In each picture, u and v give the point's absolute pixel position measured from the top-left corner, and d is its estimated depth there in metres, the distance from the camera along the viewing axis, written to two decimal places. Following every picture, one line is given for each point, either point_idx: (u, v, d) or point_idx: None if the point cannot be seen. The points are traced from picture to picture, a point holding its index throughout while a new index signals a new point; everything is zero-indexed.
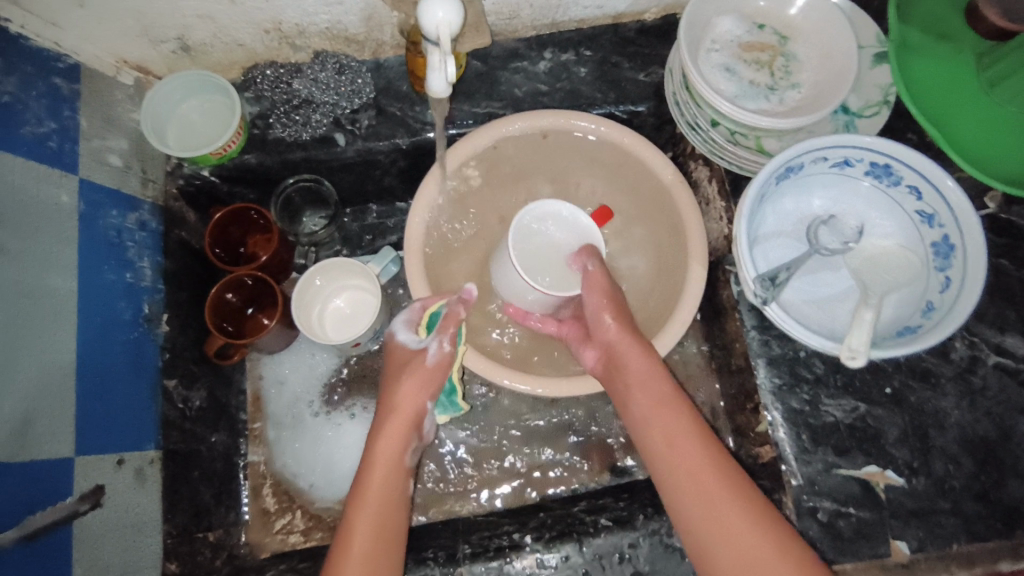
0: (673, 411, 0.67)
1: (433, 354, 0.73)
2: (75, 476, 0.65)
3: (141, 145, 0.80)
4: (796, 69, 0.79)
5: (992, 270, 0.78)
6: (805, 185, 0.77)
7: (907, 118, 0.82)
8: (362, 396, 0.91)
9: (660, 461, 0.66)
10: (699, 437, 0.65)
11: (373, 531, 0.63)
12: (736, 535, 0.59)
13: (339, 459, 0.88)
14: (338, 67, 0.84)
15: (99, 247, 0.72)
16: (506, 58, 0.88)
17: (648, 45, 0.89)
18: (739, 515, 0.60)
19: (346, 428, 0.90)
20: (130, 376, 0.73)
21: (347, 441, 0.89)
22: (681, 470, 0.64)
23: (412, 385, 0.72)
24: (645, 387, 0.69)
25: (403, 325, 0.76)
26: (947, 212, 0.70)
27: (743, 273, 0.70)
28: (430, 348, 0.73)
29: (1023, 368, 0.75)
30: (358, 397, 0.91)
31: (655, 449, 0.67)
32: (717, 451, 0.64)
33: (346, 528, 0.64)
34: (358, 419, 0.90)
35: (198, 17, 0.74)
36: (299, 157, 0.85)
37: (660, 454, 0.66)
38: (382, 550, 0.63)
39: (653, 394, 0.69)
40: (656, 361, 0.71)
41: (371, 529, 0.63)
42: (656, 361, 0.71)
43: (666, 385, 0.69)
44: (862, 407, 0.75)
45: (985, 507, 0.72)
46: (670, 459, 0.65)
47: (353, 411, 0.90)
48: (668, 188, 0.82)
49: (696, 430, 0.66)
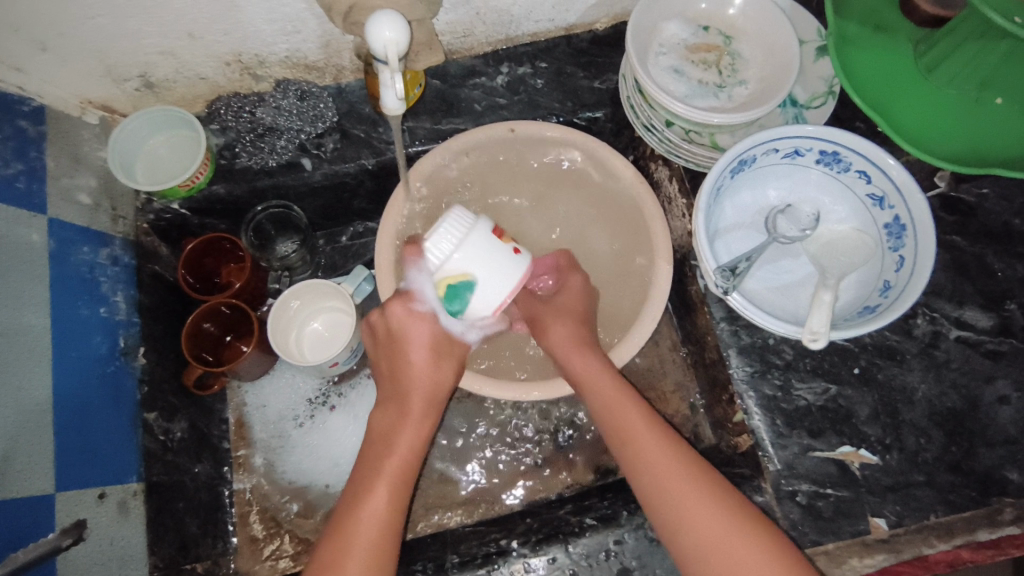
0: (660, 426, 0.68)
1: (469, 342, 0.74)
2: (57, 511, 0.65)
3: (110, 182, 0.81)
4: (741, 67, 0.82)
5: (947, 247, 0.80)
6: (760, 177, 0.79)
7: (853, 109, 0.85)
8: (339, 386, 0.93)
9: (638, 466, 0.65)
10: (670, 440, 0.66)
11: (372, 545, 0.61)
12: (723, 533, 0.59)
13: (325, 478, 0.89)
14: (299, 93, 0.86)
15: (72, 284, 0.73)
16: (464, 76, 0.91)
17: (601, 55, 0.92)
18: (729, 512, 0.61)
19: (333, 431, 0.91)
20: (109, 410, 0.74)
21: (335, 459, 0.90)
22: (670, 477, 0.63)
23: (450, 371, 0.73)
24: (629, 399, 0.69)
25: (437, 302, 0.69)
26: (896, 194, 0.72)
27: (704, 265, 0.72)
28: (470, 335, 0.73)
29: (984, 339, 0.77)
30: (334, 389, 0.93)
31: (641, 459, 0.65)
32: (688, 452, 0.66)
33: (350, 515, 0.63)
34: (340, 410, 0.92)
35: (160, 55, 0.76)
36: (267, 184, 0.86)
37: (649, 462, 0.64)
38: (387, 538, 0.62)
39: (635, 408, 0.69)
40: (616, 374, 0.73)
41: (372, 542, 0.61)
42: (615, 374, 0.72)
43: (641, 404, 0.70)
44: (833, 389, 0.77)
45: (960, 477, 0.73)
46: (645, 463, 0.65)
47: (332, 403, 0.92)
48: (631, 189, 0.84)
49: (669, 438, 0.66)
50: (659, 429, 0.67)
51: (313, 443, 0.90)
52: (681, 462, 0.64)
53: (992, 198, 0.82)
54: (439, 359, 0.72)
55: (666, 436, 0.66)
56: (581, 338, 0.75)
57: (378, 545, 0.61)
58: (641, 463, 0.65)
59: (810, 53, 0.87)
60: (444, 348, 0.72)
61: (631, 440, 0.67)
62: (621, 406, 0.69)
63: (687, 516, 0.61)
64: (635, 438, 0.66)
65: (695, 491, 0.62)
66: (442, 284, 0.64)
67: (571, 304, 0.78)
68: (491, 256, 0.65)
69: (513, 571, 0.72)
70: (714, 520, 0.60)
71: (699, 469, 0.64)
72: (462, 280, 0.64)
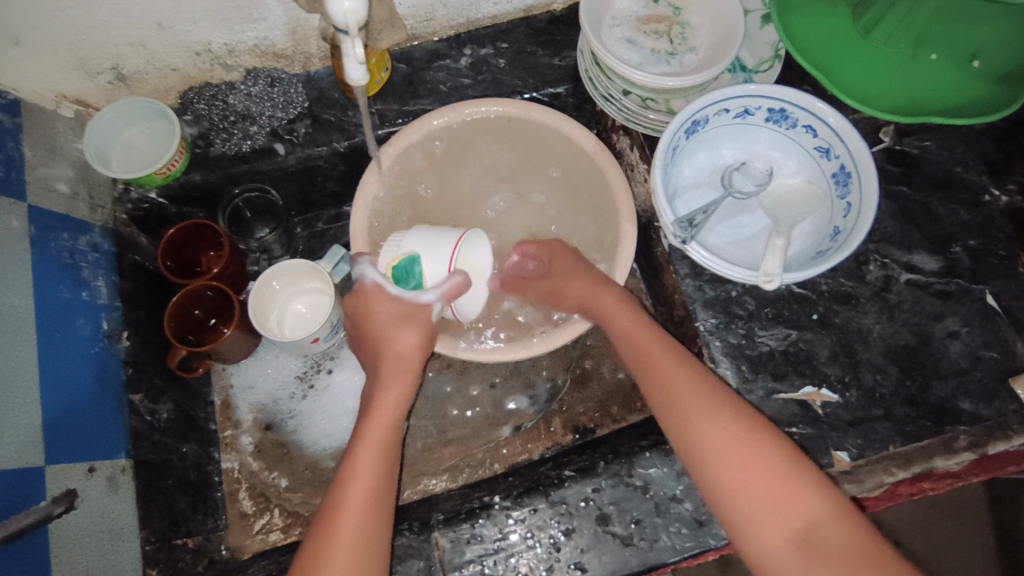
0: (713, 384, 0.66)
1: (436, 314, 0.75)
2: (47, 483, 0.67)
3: (87, 172, 0.83)
4: (691, 35, 0.87)
5: (894, 196, 0.85)
6: (714, 138, 0.83)
7: (799, 72, 0.89)
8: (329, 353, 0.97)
9: (674, 418, 0.66)
10: (707, 386, 0.66)
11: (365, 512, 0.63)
12: (747, 475, 0.60)
13: (332, 435, 0.94)
14: (269, 80, 0.88)
15: (53, 269, 0.75)
16: (429, 59, 0.94)
17: (560, 33, 0.96)
18: (756, 457, 0.61)
19: (329, 392, 0.96)
20: (95, 390, 0.76)
21: (332, 426, 0.94)
22: (700, 423, 0.64)
23: (413, 337, 0.75)
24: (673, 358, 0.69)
25: (383, 277, 0.75)
26: (840, 143, 0.76)
27: (662, 219, 0.76)
28: (434, 307, 0.74)
29: (933, 281, 0.82)
30: (325, 356, 0.97)
31: (682, 416, 0.65)
32: (720, 398, 0.65)
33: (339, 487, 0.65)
34: (334, 374, 0.97)
35: (130, 45, 0.78)
36: (243, 170, 0.90)
37: (690, 418, 0.64)
38: (375, 508, 0.64)
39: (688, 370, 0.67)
40: (655, 331, 0.73)
41: (364, 512, 0.63)
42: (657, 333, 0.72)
43: (688, 364, 0.68)
44: (794, 334, 0.80)
45: (915, 409, 0.77)
46: (677, 414, 0.65)
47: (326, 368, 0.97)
48: (593, 159, 0.87)
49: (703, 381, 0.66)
50: (712, 389, 0.66)
51: (310, 410, 0.95)
52: (733, 418, 0.63)
53: (934, 149, 0.87)
54: (401, 325, 0.75)
55: (715, 392, 0.65)
56: (599, 286, 0.78)
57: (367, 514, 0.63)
58: (684, 418, 0.65)
59: (756, 22, 0.91)
60: (409, 318, 0.75)
61: (675, 401, 0.66)
62: (667, 370, 0.68)
63: (729, 469, 0.61)
64: (680, 395, 0.66)
65: (727, 438, 0.62)
66: (392, 267, 0.75)
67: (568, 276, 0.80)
68: (433, 231, 0.76)
69: (496, 524, 0.75)
70: (742, 464, 0.61)
71: (749, 423, 0.63)
72: (406, 257, 0.75)
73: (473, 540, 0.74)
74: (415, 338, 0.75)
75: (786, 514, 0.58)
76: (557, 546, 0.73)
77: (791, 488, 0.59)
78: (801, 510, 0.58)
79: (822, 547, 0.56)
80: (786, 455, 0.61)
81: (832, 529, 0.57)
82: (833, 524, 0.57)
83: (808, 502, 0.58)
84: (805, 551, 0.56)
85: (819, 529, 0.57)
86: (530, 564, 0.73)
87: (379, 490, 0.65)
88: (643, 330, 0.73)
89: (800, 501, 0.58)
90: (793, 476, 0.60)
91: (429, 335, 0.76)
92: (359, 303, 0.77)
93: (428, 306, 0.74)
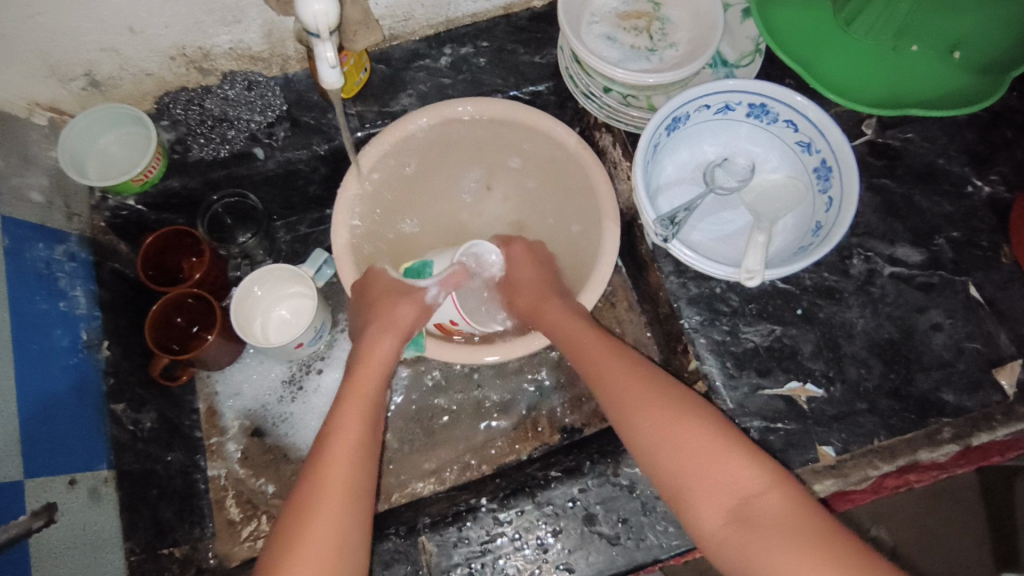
0: (656, 376, 0.67)
1: (431, 297, 0.79)
2: (27, 496, 0.66)
3: (63, 181, 0.82)
4: (670, 31, 0.86)
5: (877, 189, 0.85)
6: (696, 135, 0.83)
7: (781, 65, 0.89)
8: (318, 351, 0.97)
9: (619, 410, 0.66)
10: (649, 378, 0.67)
11: (341, 498, 0.61)
12: (686, 455, 0.60)
13: None
14: (246, 83, 0.88)
15: (28, 281, 0.74)
16: (408, 59, 0.93)
17: (540, 30, 0.95)
18: (694, 437, 0.61)
19: (320, 391, 0.96)
20: (75, 401, 0.75)
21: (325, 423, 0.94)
22: (642, 410, 0.64)
23: (412, 311, 0.78)
24: (618, 355, 0.71)
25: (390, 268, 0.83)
26: (820, 138, 0.76)
27: (644, 218, 0.75)
28: (430, 290, 0.79)
29: (916, 273, 0.81)
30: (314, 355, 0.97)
31: (624, 402, 0.66)
32: (662, 387, 0.66)
33: (312, 475, 0.63)
34: (325, 372, 0.96)
35: (102, 51, 0.77)
36: (222, 175, 0.89)
37: (633, 406, 0.65)
38: (351, 499, 0.62)
39: (632, 364, 0.69)
40: (604, 336, 0.74)
41: (349, 477, 0.63)
42: (606, 338, 0.73)
43: (633, 363, 0.69)
44: (778, 330, 0.80)
45: (899, 402, 0.78)
46: (620, 404, 0.66)
47: (317, 367, 0.96)
48: (575, 155, 0.85)
49: (645, 374, 0.68)
50: (653, 380, 0.67)
51: (301, 410, 0.95)
52: (671, 404, 0.64)
53: (916, 141, 0.86)
54: (396, 300, 0.78)
55: (657, 383, 0.66)
56: (546, 296, 0.79)
57: (343, 501, 0.61)
58: (627, 409, 0.65)
59: (736, 16, 0.91)
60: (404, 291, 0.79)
61: (617, 394, 0.67)
62: (614, 366, 0.69)
63: (673, 453, 0.61)
64: (625, 384, 0.67)
65: (666, 420, 0.62)
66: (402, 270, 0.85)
67: (536, 278, 0.82)
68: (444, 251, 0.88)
69: (483, 526, 0.74)
70: (682, 443, 0.61)
71: (687, 404, 0.63)
72: (415, 261, 0.84)
73: (460, 543, 0.74)
74: (411, 312, 0.78)
75: (725, 491, 0.58)
76: (545, 548, 0.73)
77: (728, 463, 0.59)
78: (738, 485, 0.58)
79: (757, 521, 0.56)
80: (725, 431, 0.61)
81: (768, 502, 0.56)
82: (768, 496, 0.56)
83: (746, 477, 0.58)
84: (741, 526, 0.56)
85: (755, 503, 0.57)
86: (518, 565, 0.73)
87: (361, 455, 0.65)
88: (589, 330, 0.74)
89: (738, 477, 0.58)
90: (729, 452, 0.59)
91: (427, 313, 0.80)
92: (360, 286, 0.81)
93: (423, 290, 0.79)
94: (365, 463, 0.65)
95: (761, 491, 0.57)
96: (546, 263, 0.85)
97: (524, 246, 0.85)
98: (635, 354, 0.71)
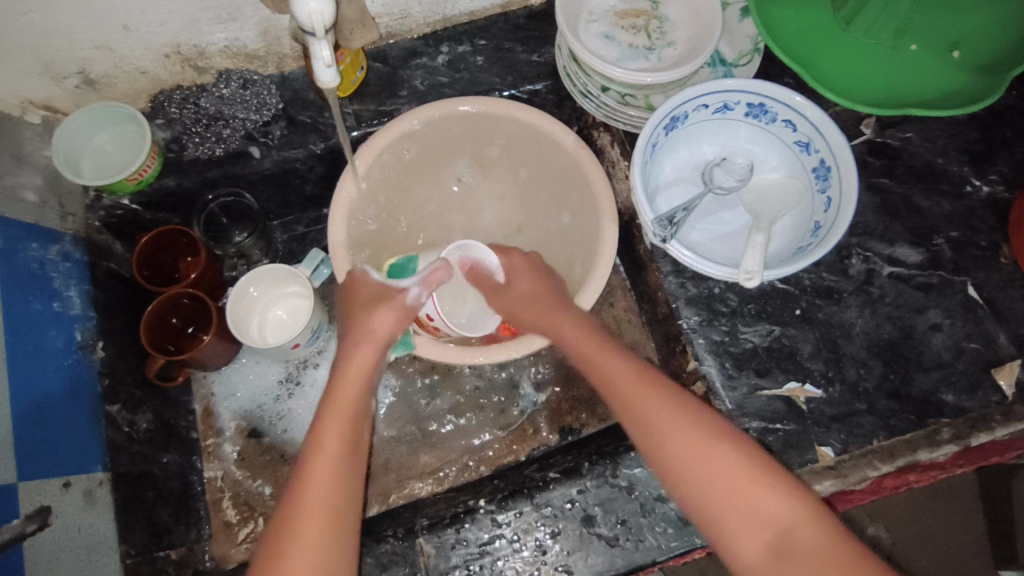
0: (681, 399, 0.65)
1: (411, 297, 0.77)
2: (19, 498, 0.66)
3: (57, 180, 0.82)
4: (669, 29, 0.86)
5: (876, 189, 0.84)
6: (694, 134, 0.82)
7: (780, 63, 0.88)
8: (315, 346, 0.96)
9: (644, 432, 0.65)
10: (674, 400, 0.65)
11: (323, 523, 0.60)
12: (716, 484, 0.59)
13: None
14: (242, 82, 0.86)
15: (22, 281, 0.74)
16: (406, 57, 0.93)
17: (538, 29, 0.95)
18: (723, 467, 0.59)
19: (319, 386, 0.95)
20: (69, 403, 0.75)
21: None
22: (670, 434, 0.63)
23: (390, 316, 0.76)
24: (639, 374, 0.69)
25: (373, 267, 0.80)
26: (819, 138, 0.76)
27: (642, 219, 0.74)
28: (411, 290, 0.77)
29: (915, 273, 0.81)
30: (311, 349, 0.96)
31: (650, 425, 0.64)
32: (689, 411, 0.64)
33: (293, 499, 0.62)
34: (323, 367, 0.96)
35: (96, 49, 0.76)
36: (217, 174, 0.89)
37: (660, 430, 0.63)
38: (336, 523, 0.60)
39: (655, 388, 0.67)
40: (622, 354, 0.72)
41: (329, 501, 0.62)
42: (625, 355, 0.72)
43: (654, 382, 0.67)
44: (777, 330, 0.80)
45: (898, 402, 0.77)
46: (645, 427, 0.65)
47: (315, 362, 0.96)
48: (574, 156, 0.84)
49: (668, 396, 0.66)
50: (678, 403, 0.65)
51: (300, 406, 0.94)
52: (699, 431, 0.62)
53: (916, 140, 0.86)
54: (377, 305, 0.77)
55: (684, 406, 0.64)
56: (547, 307, 0.77)
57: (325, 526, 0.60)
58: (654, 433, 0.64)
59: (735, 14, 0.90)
60: (383, 297, 0.77)
61: (642, 416, 0.65)
62: (635, 386, 0.67)
63: (701, 482, 0.60)
64: (649, 409, 0.65)
65: (694, 449, 0.61)
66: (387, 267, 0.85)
67: (534, 288, 0.80)
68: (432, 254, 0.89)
69: (481, 528, 0.74)
70: (711, 473, 0.59)
71: (716, 432, 0.62)
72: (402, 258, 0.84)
73: (458, 545, 0.74)
74: (392, 318, 0.76)
75: (758, 523, 0.57)
76: (543, 549, 0.73)
77: (761, 495, 0.57)
78: (772, 517, 0.57)
79: (793, 553, 0.55)
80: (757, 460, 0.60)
81: (804, 534, 0.55)
82: (803, 529, 0.55)
83: (780, 510, 0.57)
84: (776, 557, 0.55)
85: (790, 536, 0.55)
86: (516, 567, 0.72)
87: (343, 478, 0.64)
88: (601, 347, 0.73)
89: (771, 509, 0.57)
90: (761, 484, 0.58)
91: (408, 315, 0.77)
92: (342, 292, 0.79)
93: (403, 290, 0.78)
94: (342, 490, 0.63)
95: (796, 524, 0.56)
96: (546, 275, 0.83)
97: (523, 256, 0.83)
98: (655, 372, 0.69)
